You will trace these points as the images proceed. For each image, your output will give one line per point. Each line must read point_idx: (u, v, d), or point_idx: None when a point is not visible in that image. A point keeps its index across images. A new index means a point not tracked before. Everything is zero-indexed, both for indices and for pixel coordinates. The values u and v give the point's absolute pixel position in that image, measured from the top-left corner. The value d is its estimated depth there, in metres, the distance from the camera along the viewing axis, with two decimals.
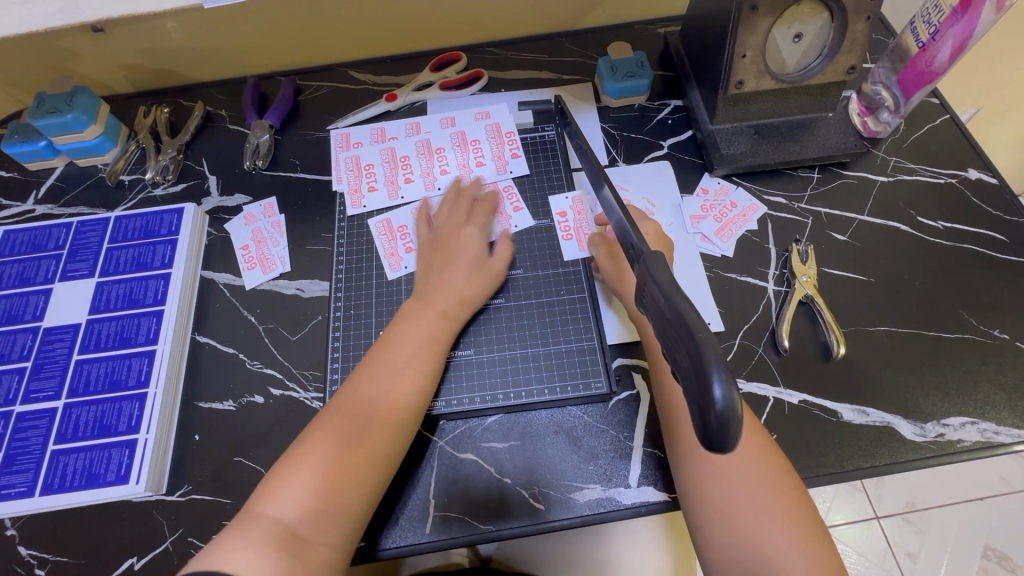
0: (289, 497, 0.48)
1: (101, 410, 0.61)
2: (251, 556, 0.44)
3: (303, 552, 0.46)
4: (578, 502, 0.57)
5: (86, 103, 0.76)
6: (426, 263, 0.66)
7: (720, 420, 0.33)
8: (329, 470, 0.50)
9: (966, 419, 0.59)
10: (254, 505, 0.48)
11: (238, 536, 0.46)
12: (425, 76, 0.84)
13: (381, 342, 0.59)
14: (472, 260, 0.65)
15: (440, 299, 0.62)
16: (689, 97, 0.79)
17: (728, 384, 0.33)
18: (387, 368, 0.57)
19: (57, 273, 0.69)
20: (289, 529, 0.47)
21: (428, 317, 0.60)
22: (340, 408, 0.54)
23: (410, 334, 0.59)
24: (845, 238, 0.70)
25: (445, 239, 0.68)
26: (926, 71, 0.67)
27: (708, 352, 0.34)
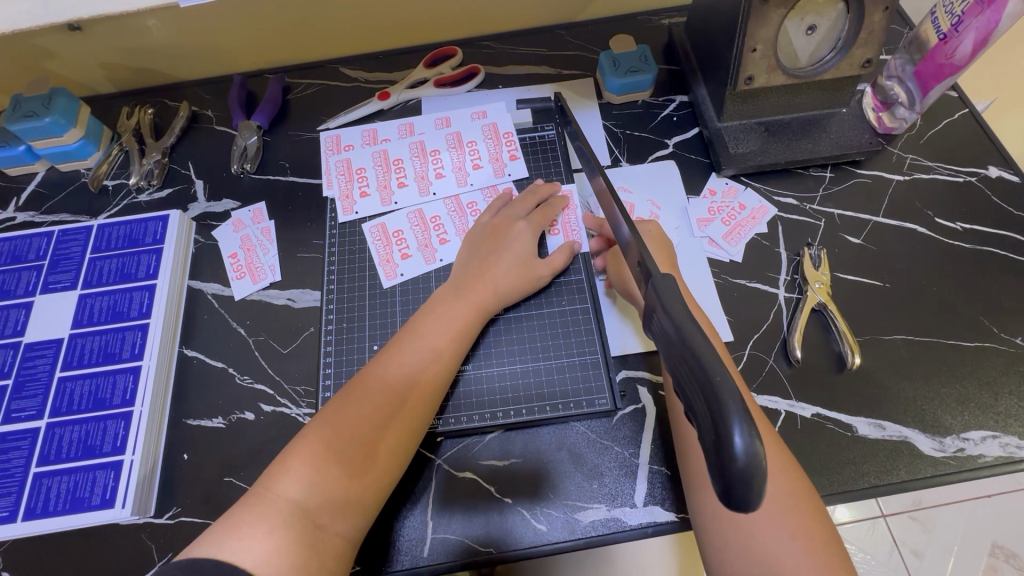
0: (305, 479, 0.46)
1: (85, 430, 0.58)
2: (261, 546, 0.42)
3: (317, 539, 0.44)
4: (582, 523, 0.55)
5: (64, 106, 0.73)
6: (469, 252, 0.64)
7: (742, 473, 0.30)
8: (350, 455, 0.48)
9: (987, 433, 0.57)
10: (269, 483, 0.46)
11: (249, 522, 0.44)
12: (419, 73, 0.80)
13: (410, 328, 0.57)
14: (511, 253, 0.63)
15: (475, 290, 0.60)
16: (695, 93, 0.76)
17: (749, 433, 0.31)
18: (417, 359, 0.55)
19: (39, 285, 0.67)
20: (306, 511, 0.45)
21: (459, 307, 0.59)
22: (367, 389, 0.52)
23: (437, 324, 0.57)
24: (859, 241, 0.67)
25: (491, 227, 0.65)
26: (946, 64, 0.63)
27: (725, 398, 0.32)
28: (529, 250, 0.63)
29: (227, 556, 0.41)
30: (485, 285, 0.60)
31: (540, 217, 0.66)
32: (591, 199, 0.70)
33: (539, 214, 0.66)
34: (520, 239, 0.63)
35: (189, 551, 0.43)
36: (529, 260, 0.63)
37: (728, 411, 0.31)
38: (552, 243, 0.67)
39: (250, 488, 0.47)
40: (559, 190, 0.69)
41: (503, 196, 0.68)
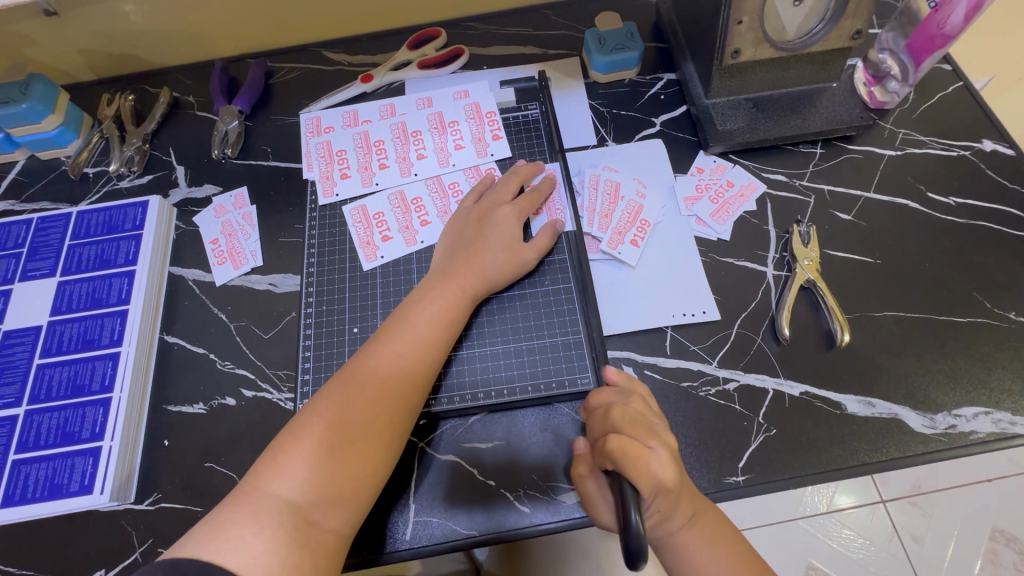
0: (296, 475, 0.45)
1: (63, 417, 0.58)
2: (252, 544, 0.42)
3: (310, 536, 0.44)
4: (566, 504, 0.54)
5: (41, 92, 0.72)
6: (453, 237, 0.63)
7: (634, 547, 0.38)
8: (341, 449, 0.47)
9: (979, 409, 0.56)
10: (257, 480, 0.45)
11: (237, 524, 0.43)
12: (402, 54, 0.79)
13: (398, 316, 0.56)
14: (499, 238, 0.61)
15: (463, 276, 0.58)
16: (682, 69, 0.74)
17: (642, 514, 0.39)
18: (406, 348, 0.53)
19: (17, 273, 0.66)
20: (298, 509, 0.44)
21: (448, 294, 0.57)
22: (355, 381, 0.51)
23: (427, 312, 0.56)
24: (849, 217, 0.66)
25: (475, 211, 0.64)
26: (937, 35, 0.62)
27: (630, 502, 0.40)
28: (515, 233, 0.62)
29: (212, 558, 0.40)
30: (474, 272, 0.59)
31: (527, 201, 0.64)
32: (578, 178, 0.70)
33: (525, 198, 0.64)
34: (507, 224, 0.62)
35: (175, 547, 0.42)
36: (516, 243, 0.61)
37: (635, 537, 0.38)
38: (537, 224, 0.66)
39: (237, 487, 0.46)
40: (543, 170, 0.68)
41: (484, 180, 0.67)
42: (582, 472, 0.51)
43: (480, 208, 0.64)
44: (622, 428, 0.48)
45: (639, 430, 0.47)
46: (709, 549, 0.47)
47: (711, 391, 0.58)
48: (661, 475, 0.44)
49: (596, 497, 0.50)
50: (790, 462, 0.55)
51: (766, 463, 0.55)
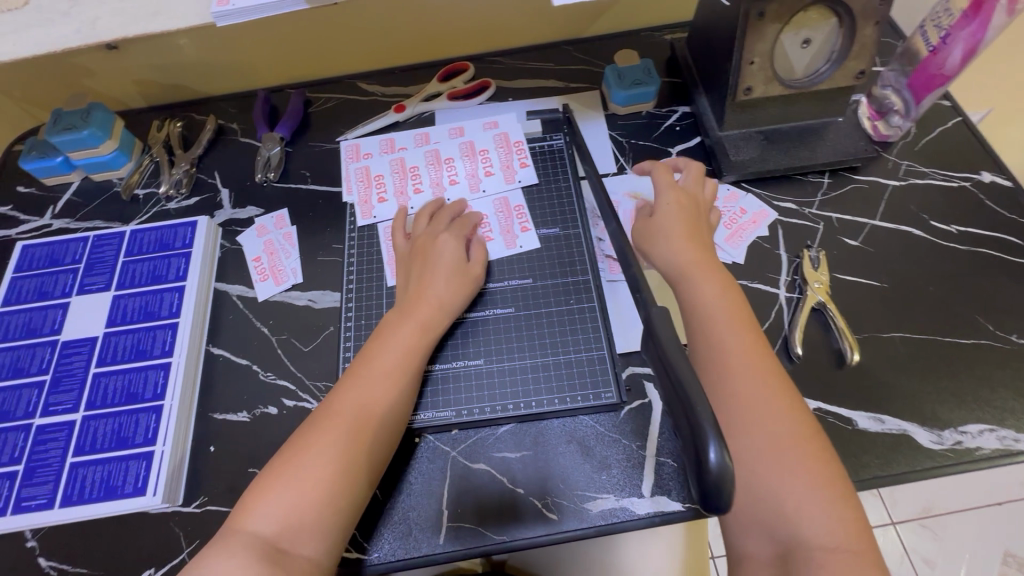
0: (265, 511, 0.48)
1: (118, 423, 0.62)
2: (226, 573, 0.45)
3: (281, 564, 0.46)
4: (591, 512, 0.57)
5: (101, 119, 0.77)
6: (401, 272, 0.66)
7: (714, 482, 0.35)
8: (309, 483, 0.50)
9: (984, 426, 0.59)
10: (236, 519, 0.49)
11: (214, 557, 0.46)
12: (434, 86, 0.85)
13: (362, 351, 0.59)
14: (438, 270, 0.64)
15: (417, 311, 0.61)
16: (697, 103, 0.79)
17: (723, 447, 0.35)
18: (364, 383, 0.56)
19: (75, 287, 0.71)
20: (268, 540, 0.47)
21: (403, 328, 0.60)
22: (324, 419, 0.53)
23: (384, 345, 0.58)
24: (856, 243, 0.70)
25: (415, 246, 0.67)
26: (937, 74, 0.67)
27: (703, 417, 0.36)
28: (455, 263, 0.65)
29: None
30: (428, 306, 0.61)
31: (461, 228, 0.69)
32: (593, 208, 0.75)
33: (458, 227, 0.69)
34: (447, 253, 0.65)
35: None
36: (461, 270, 0.64)
37: (699, 417, 0.37)
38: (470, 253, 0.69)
39: (222, 528, 0.49)
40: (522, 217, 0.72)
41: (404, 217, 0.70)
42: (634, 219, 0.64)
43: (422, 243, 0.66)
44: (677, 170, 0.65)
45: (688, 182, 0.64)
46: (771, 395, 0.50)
47: None
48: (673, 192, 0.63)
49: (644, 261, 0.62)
50: None
51: None
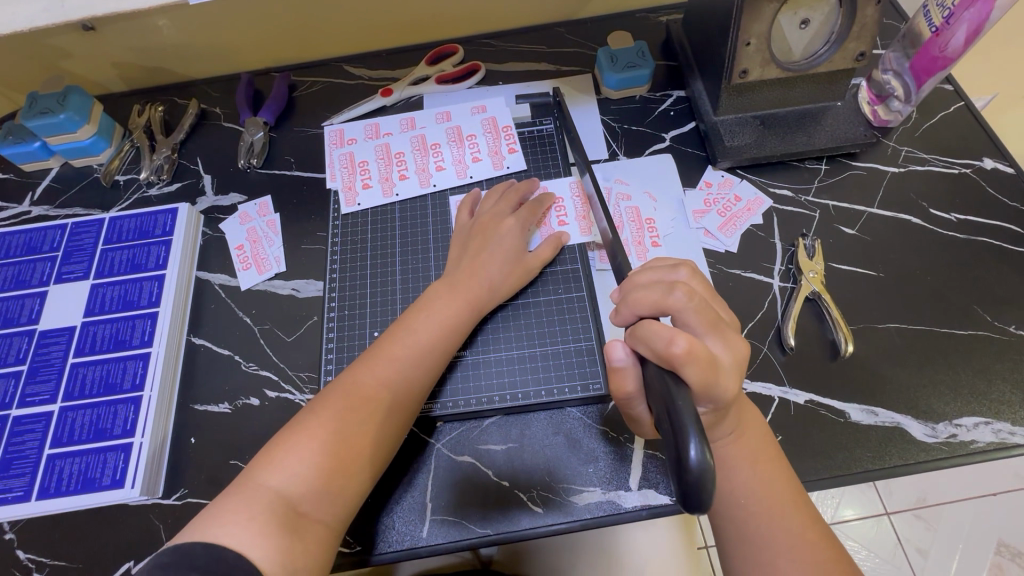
0: (290, 469, 0.47)
1: (96, 414, 0.60)
2: (244, 530, 0.43)
3: (299, 527, 0.45)
4: (578, 505, 0.56)
5: (78, 103, 0.75)
6: (459, 249, 0.65)
7: (695, 481, 0.35)
8: (335, 446, 0.49)
9: (979, 419, 0.57)
10: (253, 472, 0.47)
11: (231, 510, 0.45)
12: (421, 69, 0.82)
13: (401, 323, 0.59)
14: (503, 248, 0.63)
15: (467, 287, 0.61)
16: (692, 87, 0.77)
17: (705, 444, 0.36)
18: (405, 355, 0.55)
19: (53, 275, 0.69)
20: (290, 501, 0.46)
21: (450, 304, 0.59)
22: (356, 383, 0.53)
23: (427, 322, 0.58)
24: (853, 231, 0.68)
25: (479, 224, 0.65)
26: (939, 57, 0.64)
27: (688, 416, 0.37)
28: (517, 246, 0.64)
29: (214, 539, 0.43)
30: (477, 283, 0.61)
31: (528, 213, 0.66)
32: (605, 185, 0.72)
33: (527, 210, 0.66)
34: (509, 236, 0.64)
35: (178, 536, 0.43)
36: (519, 256, 0.64)
37: (683, 419, 0.38)
38: (536, 240, 0.68)
39: (237, 478, 0.48)
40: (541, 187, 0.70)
41: (467, 198, 0.69)
42: (630, 391, 0.48)
43: (482, 218, 0.66)
44: (684, 312, 0.45)
45: (701, 318, 0.45)
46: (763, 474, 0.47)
47: None
48: (726, 387, 0.43)
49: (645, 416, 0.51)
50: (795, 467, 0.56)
51: None
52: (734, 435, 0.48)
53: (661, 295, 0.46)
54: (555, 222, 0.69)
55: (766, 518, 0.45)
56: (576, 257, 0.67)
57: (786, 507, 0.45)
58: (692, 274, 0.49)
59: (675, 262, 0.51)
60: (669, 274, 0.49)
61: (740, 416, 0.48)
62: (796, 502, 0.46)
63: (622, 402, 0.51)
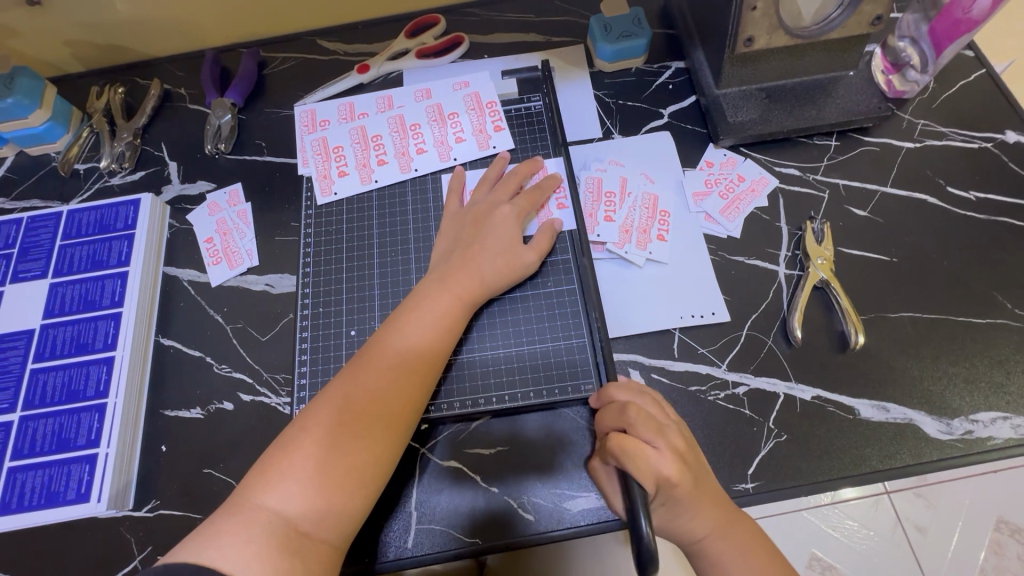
0: (288, 487, 0.44)
1: (59, 423, 0.57)
2: (238, 555, 0.40)
3: (302, 548, 0.42)
4: (571, 512, 0.53)
5: (27, 86, 0.70)
6: (451, 239, 0.61)
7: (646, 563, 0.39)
8: (333, 461, 0.46)
9: (997, 414, 0.54)
10: (250, 491, 0.44)
11: (227, 531, 0.42)
12: (399, 43, 0.76)
13: (391, 324, 0.54)
14: (497, 237, 0.59)
15: (459, 281, 0.56)
16: (693, 58, 0.71)
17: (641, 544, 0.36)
18: (396, 360, 0.51)
19: (8, 274, 0.65)
20: (290, 521, 0.43)
21: (443, 300, 0.55)
22: (349, 390, 0.49)
23: (418, 322, 0.54)
24: (865, 213, 0.64)
25: (472, 213, 0.61)
26: (962, 19, 0.60)
27: (625, 514, 0.38)
28: (514, 234, 0.59)
29: (206, 564, 0.39)
30: (470, 276, 0.57)
31: (527, 201, 0.61)
32: (604, 166, 0.67)
33: (525, 197, 0.61)
34: (504, 224, 0.59)
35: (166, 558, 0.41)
36: (515, 244, 0.59)
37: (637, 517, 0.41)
38: (533, 226, 0.63)
39: (230, 497, 0.44)
40: (541, 168, 0.65)
41: (457, 175, 0.65)
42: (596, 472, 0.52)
43: (480, 205, 0.61)
44: (635, 424, 0.47)
45: (650, 426, 0.47)
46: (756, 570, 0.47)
47: (720, 396, 0.56)
48: (671, 474, 0.45)
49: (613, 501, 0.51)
50: (801, 469, 0.53)
51: (777, 470, 0.53)
52: (722, 536, 0.47)
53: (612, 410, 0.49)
54: (553, 207, 0.64)
55: None
56: (572, 245, 0.62)
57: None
58: (653, 396, 0.51)
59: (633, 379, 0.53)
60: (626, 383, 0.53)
61: (727, 518, 0.47)
62: None
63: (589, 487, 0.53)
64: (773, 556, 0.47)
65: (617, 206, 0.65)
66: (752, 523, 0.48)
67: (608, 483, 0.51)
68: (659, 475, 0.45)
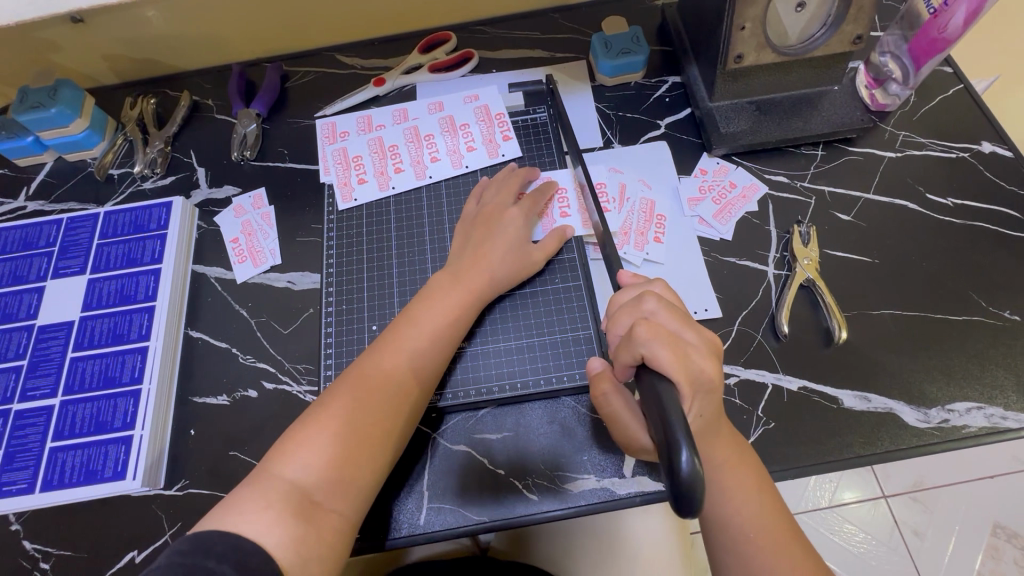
0: (302, 459, 0.48)
1: (97, 407, 0.61)
2: (257, 521, 0.44)
3: (314, 517, 0.46)
4: (573, 492, 0.57)
5: (69, 97, 0.75)
6: (462, 238, 0.65)
7: (686, 487, 0.36)
8: (346, 440, 0.49)
9: (972, 404, 0.58)
10: (270, 464, 0.48)
11: (247, 499, 0.45)
12: (413, 58, 0.81)
13: (406, 315, 0.59)
14: (505, 237, 0.63)
15: (470, 279, 0.61)
16: (688, 73, 0.76)
17: (694, 452, 0.36)
18: (413, 348, 0.56)
19: (50, 270, 0.69)
20: (304, 491, 0.47)
21: (454, 296, 0.59)
22: (365, 375, 0.53)
23: (431, 314, 0.58)
24: (849, 218, 0.68)
25: (483, 212, 0.65)
26: (939, 38, 0.64)
27: (675, 419, 0.38)
28: (522, 234, 0.64)
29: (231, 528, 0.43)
30: (481, 273, 0.61)
31: (530, 203, 0.66)
32: (603, 175, 0.72)
33: (528, 200, 0.66)
34: (512, 226, 0.64)
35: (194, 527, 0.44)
36: (522, 245, 0.63)
37: (674, 424, 0.38)
38: (539, 231, 0.67)
39: (253, 470, 0.48)
40: (539, 177, 0.70)
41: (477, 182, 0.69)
42: (606, 389, 0.51)
43: (483, 208, 0.66)
44: (658, 313, 0.48)
45: (677, 319, 0.47)
46: (756, 500, 0.48)
47: None
48: (703, 369, 0.45)
49: (626, 415, 0.50)
50: (789, 454, 0.57)
51: (765, 455, 0.57)
52: (732, 462, 0.49)
53: (634, 306, 0.49)
54: (557, 213, 0.68)
55: (765, 556, 0.46)
56: (575, 247, 0.67)
57: (784, 536, 0.47)
58: (667, 287, 0.52)
59: (651, 279, 0.54)
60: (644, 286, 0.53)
61: (734, 447, 0.50)
62: (793, 534, 0.47)
63: (598, 404, 0.52)
64: (770, 492, 0.49)
65: (615, 210, 0.69)
66: (755, 459, 0.51)
67: (619, 397, 0.51)
68: (691, 371, 0.44)
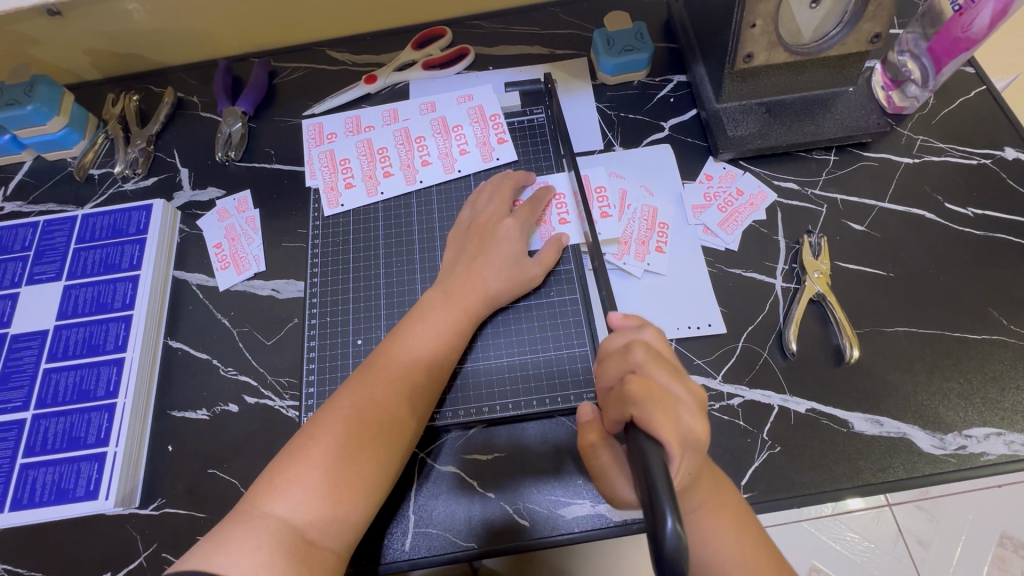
0: (295, 496, 0.45)
1: (70, 422, 0.59)
2: (248, 560, 0.41)
3: (307, 555, 0.43)
4: (566, 519, 0.54)
5: (46, 94, 0.72)
6: (454, 251, 0.62)
7: (669, 559, 0.31)
8: (337, 473, 0.46)
9: (991, 430, 0.54)
10: (256, 500, 0.45)
11: (237, 538, 0.42)
12: (406, 54, 0.78)
13: (395, 337, 0.55)
14: (500, 250, 0.60)
15: (462, 296, 0.58)
16: (694, 72, 0.72)
17: (679, 518, 0.32)
18: (403, 372, 0.53)
19: (24, 276, 0.67)
20: (296, 528, 0.44)
21: (447, 314, 0.57)
22: (355, 401, 0.50)
23: (422, 335, 0.55)
24: (863, 228, 0.64)
25: (475, 225, 0.62)
26: (962, 37, 0.59)
27: (659, 477, 0.34)
28: (517, 247, 0.61)
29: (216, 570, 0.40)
30: (475, 290, 0.58)
31: (527, 212, 0.63)
32: (604, 180, 0.68)
33: (524, 209, 0.63)
34: (509, 238, 0.60)
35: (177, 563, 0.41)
36: (519, 258, 0.60)
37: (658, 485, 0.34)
38: (537, 241, 0.64)
39: (238, 505, 0.45)
40: (535, 182, 0.67)
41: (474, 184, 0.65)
42: (594, 439, 0.47)
43: (477, 218, 0.62)
44: (646, 366, 0.45)
45: (665, 371, 0.45)
46: (738, 538, 0.45)
47: (715, 407, 0.57)
48: (692, 426, 0.42)
49: (614, 468, 0.47)
50: (795, 480, 0.54)
51: (770, 481, 0.54)
52: (710, 503, 0.46)
53: (623, 356, 0.46)
54: (556, 221, 0.65)
55: None
56: (574, 257, 0.64)
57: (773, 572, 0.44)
58: (658, 335, 0.49)
59: (641, 322, 0.51)
60: (635, 333, 0.49)
61: (713, 486, 0.47)
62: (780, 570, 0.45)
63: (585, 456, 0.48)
64: (753, 528, 0.46)
65: (615, 217, 0.65)
66: (735, 490, 0.48)
67: (608, 450, 0.47)
68: (681, 429, 0.41)
